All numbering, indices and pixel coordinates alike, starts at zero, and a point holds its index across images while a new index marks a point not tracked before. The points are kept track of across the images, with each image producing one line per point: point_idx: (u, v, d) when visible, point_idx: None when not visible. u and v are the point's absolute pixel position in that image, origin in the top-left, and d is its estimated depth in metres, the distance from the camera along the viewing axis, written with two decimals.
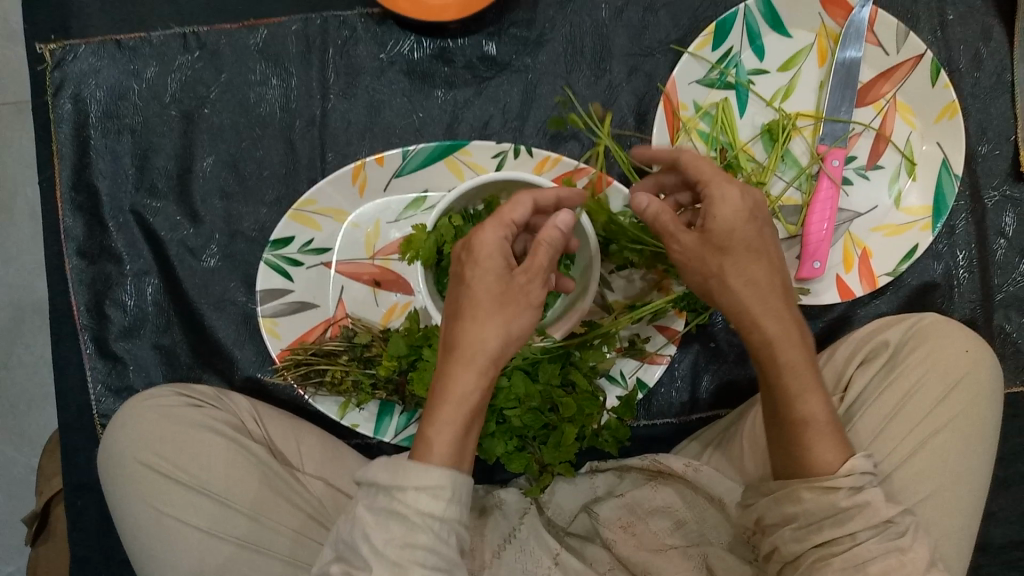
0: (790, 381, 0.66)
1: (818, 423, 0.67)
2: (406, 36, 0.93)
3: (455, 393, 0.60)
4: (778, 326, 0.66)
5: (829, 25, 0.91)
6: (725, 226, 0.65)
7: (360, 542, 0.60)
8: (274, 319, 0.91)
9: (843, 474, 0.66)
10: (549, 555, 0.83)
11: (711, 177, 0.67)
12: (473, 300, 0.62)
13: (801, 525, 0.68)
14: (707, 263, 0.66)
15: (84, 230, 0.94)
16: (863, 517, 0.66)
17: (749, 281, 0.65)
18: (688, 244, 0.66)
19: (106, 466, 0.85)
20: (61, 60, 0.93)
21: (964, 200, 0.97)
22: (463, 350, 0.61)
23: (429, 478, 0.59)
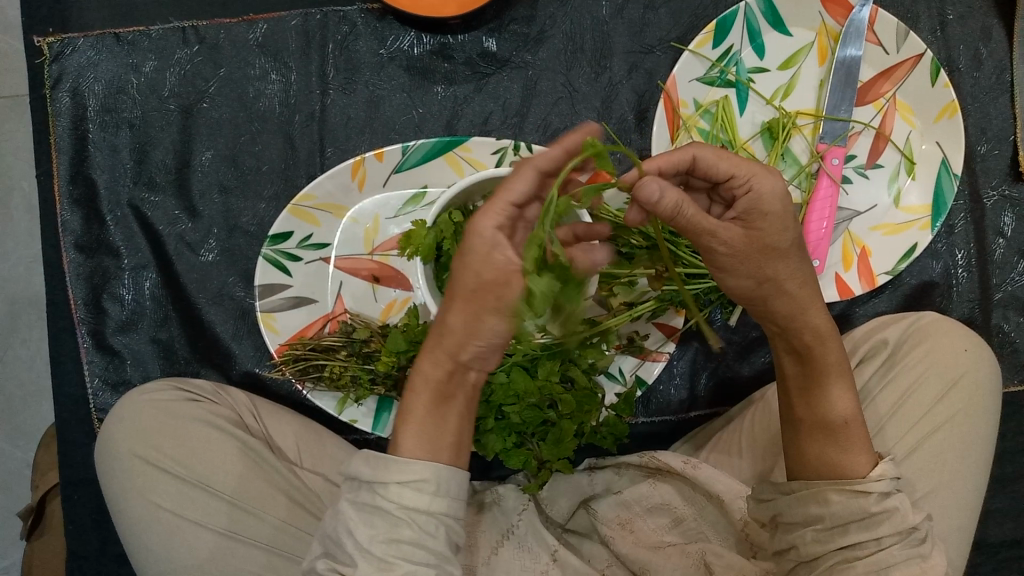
0: (833, 379, 0.70)
1: (859, 421, 0.69)
2: (406, 31, 0.93)
3: (423, 385, 0.62)
4: (822, 320, 0.69)
5: (829, 24, 0.91)
6: (776, 223, 0.64)
7: (345, 538, 0.60)
8: (271, 314, 0.90)
9: (874, 478, 0.67)
10: (547, 551, 0.84)
11: (750, 169, 0.64)
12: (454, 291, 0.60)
13: (826, 527, 0.67)
14: (761, 268, 0.65)
15: (82, 224, 0.94)
16: (892, 521, 0.66)
17: (802, 280, 0.67)
18: (734, 241, 0.63)
19: (103, 459, 0.85)
20: (59, 53, 0.92)
21: (963, 199, 0.97)
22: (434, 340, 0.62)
23: (410, 471, 0.60)
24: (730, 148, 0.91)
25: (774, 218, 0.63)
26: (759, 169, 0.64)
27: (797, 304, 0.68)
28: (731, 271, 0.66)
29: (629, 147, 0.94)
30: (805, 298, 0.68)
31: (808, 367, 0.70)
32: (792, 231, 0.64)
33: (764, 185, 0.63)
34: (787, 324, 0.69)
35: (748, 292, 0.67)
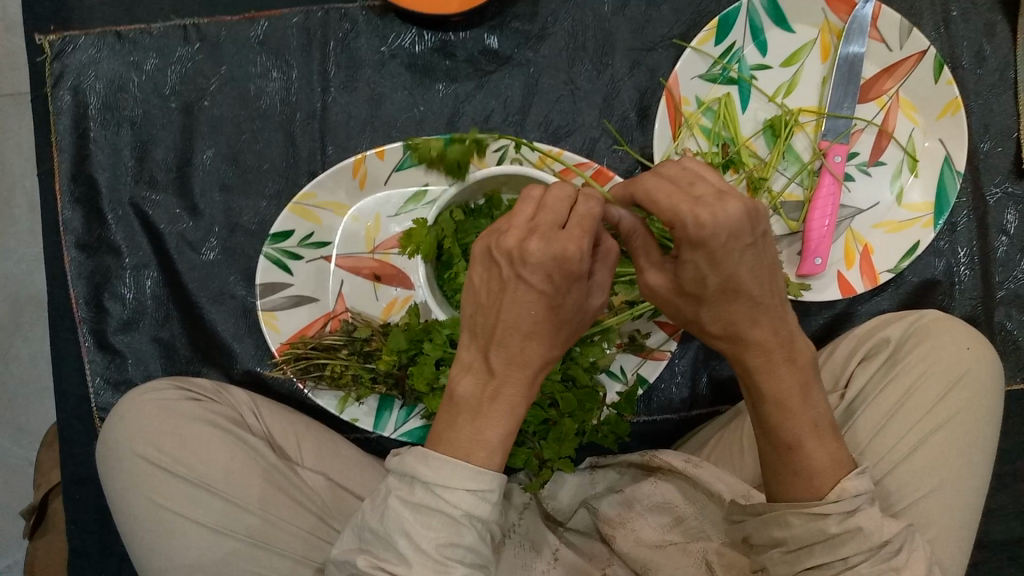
0: (776, 410, 0.65)
1: (802, 450, 0.66)
2: (407, 29, 0.93)
3: (521, 408, 0.61)
4: (761, 352, 0.64)
5: (832, 21, 0.90)
6: (693, 274, 0.61)
7: (396, 537, 0.59)
8: (273, 312, 0.90)
9: (832, 500, 0.65)
10: (549, 550, 0.84)
11: (675, 213, 0.58)
12: (549, 320, 0.59)
13: (791, 549, 0.68)
14: (684, 309, 0.65)
15: (82, 223, 0.93)
16: (856, 541, 0.65)
17: (730, 321, 0.63)
18: (656, 284, 0.65)
19: (104, 458, 0.85)
20: (60, 51, 0.92)
21: (965, 197, 0.97)
22: (537, 368, 0.60)
23: (482, 481, 0.59)
24: (732, 145, 0.90)
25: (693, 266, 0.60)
26: (690, 213, 0.58)
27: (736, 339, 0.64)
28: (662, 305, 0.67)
29: (631, 145, 0.94)
30: (740, 330, 0.63)
31: (752, 395, 0.67)
32: (713, 278, 0.60)
33: (683, 234, 0.58)
34: (726, 351, 0.66)
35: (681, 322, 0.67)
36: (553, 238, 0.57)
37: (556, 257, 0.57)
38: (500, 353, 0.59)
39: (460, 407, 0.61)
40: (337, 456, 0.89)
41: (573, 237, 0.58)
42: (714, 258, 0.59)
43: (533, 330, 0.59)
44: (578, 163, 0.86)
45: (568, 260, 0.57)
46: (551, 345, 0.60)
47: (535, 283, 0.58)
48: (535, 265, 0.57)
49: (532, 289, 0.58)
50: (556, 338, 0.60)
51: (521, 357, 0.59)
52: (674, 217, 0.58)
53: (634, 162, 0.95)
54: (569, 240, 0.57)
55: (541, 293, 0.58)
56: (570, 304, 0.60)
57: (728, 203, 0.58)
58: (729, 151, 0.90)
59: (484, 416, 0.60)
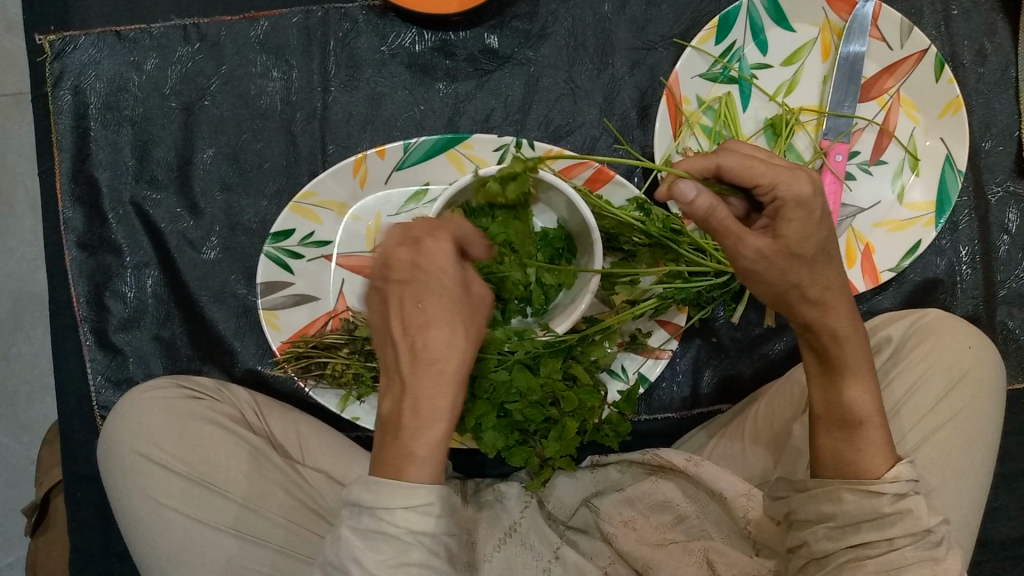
0: (852, 383, 0.68)
1: (873, 423, 0.68)
2: (407, 28, 0.93)
3: (444, 407, 0.61)
4: (844, 322, 0.67)
5: (832, 20, 0.90)
6: (799, 232, 0.62)
7: (351, 565, 0.59)
8: (274, 311, 0.90)
9: (889, 480, 0.66)
10: (550, 549, 0.84)
11: (775, 175, 0.62)
12: (438, 311, 0.61)
13: (839, 525, 0.67)
14: (788, 274, 0.64)
15: (84, 222, 0.94)
16: (904, 523, 0.65)
17: (824, 286, 0.65)
18: (759, 247, 0.63)
19: (105, 459, 0.85)
20: (61, 51, 0.92)
21: (967, 195, 0.96)
22: (447, 363, 0.61)
23: (417, 496, 0.59)
24: None
25: (799, 225, 0.62)
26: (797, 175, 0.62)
27: (821, 307, 0.66)
28: (758, 278, 0.65)
29: (631, 143, 0.94)
30: (827, 307, 0.66)
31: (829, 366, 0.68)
32: (816, 236, 0.63)
33: (789, 192, 0.62)
34: (811, 321, 0.67)
35: (772, 297, 0.66)
36: (411, 243, 0.63)
37: (413, 255, 0.63)
38: (408, 360, 0.61)
39: (388, 422, 0.62)
40: (337, 453, 0.88)
41: (427, 238, 0.64)
42: (817, 218, 0.63)
43: (426, 322, 0.61)
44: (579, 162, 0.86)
45: (430, 250, 0.63)
46: (453, 334, 0.61)
47: (409, 281, 0.62)
48: (399, 267, 0.63)
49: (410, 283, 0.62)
50: (454, 330, 0.61)
51: (421, 350, 0.61)
52: (776, 179, 0.62)
53: (635, 160, 0.94)
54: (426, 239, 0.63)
55: (417, 290, 0.62)
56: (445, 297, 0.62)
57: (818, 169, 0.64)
58: None
59: (408, 428, 0.60)
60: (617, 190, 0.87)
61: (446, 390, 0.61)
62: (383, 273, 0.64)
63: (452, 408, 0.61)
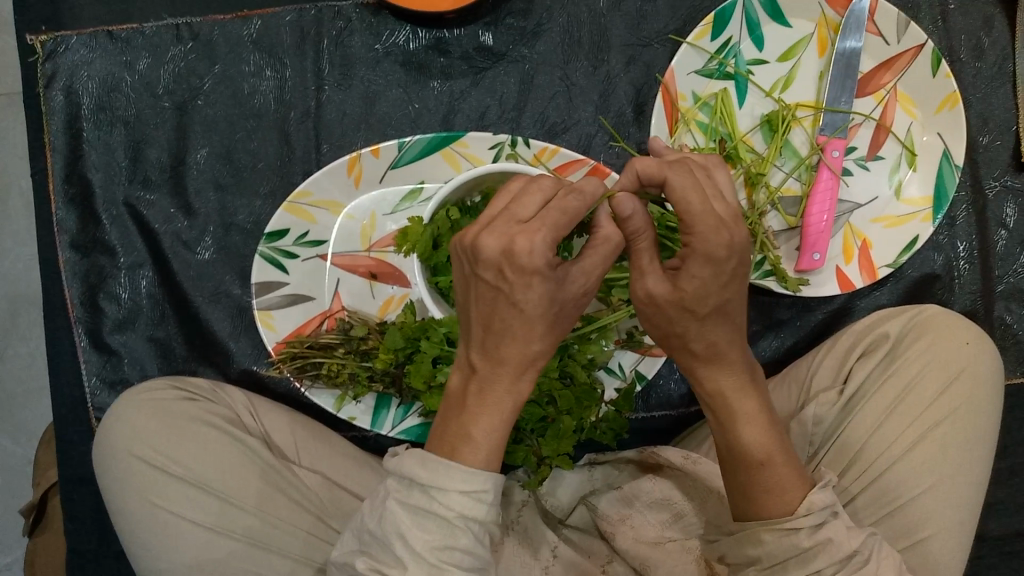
0: (745, 425, 0.66)
1: (776, 466, 0.66)
2: (401, 26, 0.93)
3: (504, 403, 0.60)
4: (730, 375, 0.66)
5: (828, 15, 0.90)
6: (698, 289, 0.60)
7: (395, 538, 0.60)
8: (268, 312, 0.90)
9: (802, 514, 0.65)
10: (548, 547, 0.83)
11: (701, 225, 0.58)
12: (525, 321, 0.59)
13: (765, 567, 0.67)
14: (669, 324, 0.63)
15: (77, 223, 0.93)
16: (827, 552, 0.65)
17: (714, 341, 0.64)
18: (656, 292, 0.62)
19: (100, 460, 0.85)
20: (53, 51, 0.92)
21: (964, 190, 0.96)
22: (517, 367, 0.59)
23: (474, 482, 0.59)
24: (729, 141, 0.90)
25: (700, 283, 0.60)
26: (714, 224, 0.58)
27: (707, 360, 0.65)
28: (643, 313, 0.65)
29: (627, 140, 0.94)
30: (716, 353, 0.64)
31: (720, 417, 0.67)
32: (715, 297, 0.61)
33: (700, 246, 0.58)
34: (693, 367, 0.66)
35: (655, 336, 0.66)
36: (504, 233, 0.57)
37: (502, 252, 0.57)
38: (479, 350, 0.60)
39: (451, 401, 0.62)
40: (333, 453, 0.89)
41: (533, 232, 0.57)
42: (724, 272, 0.60)
43: (506, 331, 0.59)
44: (575, 159, 0.86)
45: (518, 256, 0.56)
46: (536, 341, 0.60)
47: (496, 286, 0.58)
48: (489, 263, 0.58)
49: (491, 285, 0.59)
50: (536, 332, 0.59)
51: (496, 356, 0.59)
52: (697, 225, 0.58)
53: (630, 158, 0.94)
54: (518, 234, 0.57)
55: (501, 291, 0.58)
56: (540, 302, 0.58)
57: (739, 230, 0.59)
58: (726, 147, 0.89)
59: (468, 413, 0.60)
60: None
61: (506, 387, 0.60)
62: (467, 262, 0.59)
63: (516, 405, 0.61)
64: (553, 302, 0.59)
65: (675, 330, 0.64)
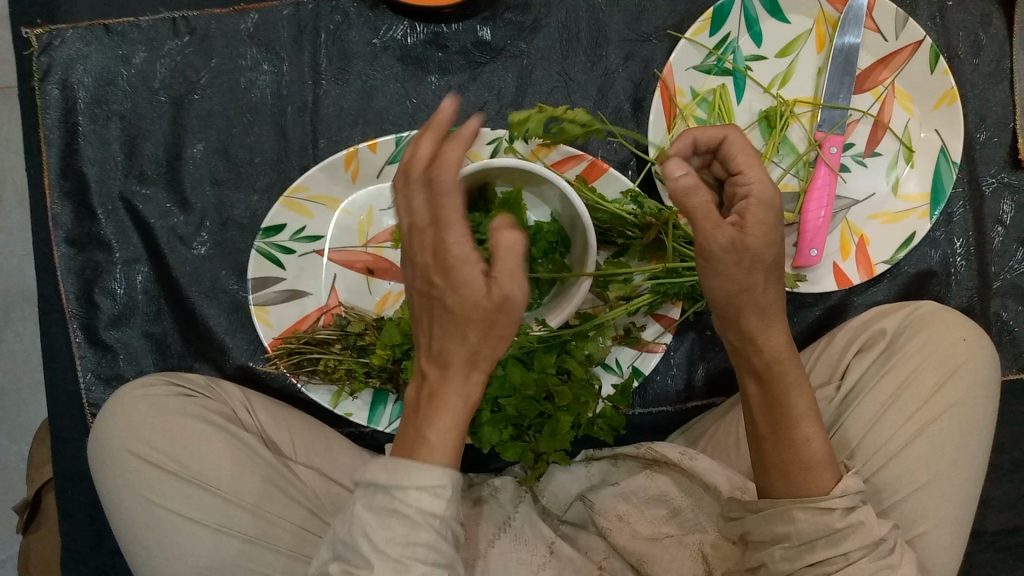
0: (796, 396, 0.67)
1: (819, 444, 0.67)
2: (399, 20, 0.92)
3: (454, 402, 0.58)
4: (780, 341, 0.66)
5: (827, 11, 0.89)
6: (764, 235, 0.60)
7: (360, 540, 0.58)
8: (265, 307, 0.89)
9: (837, 494, 0.66)
10: (544, 544, 0.83)
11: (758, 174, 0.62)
12: (459, 322, 0.55)
13: (794, 545, 0.67)
14: (739, 279, 0.61)
15: (72, 218, 0.93)
16: (858, 535, 0.65)
17: (768, 304, 0.64)
18: (726, 243, 0.59)
19: (96, 457, 0.84)
20: (47, 45, 0.91)
21: (961, 187, 0.96)
22: (463, 366, 0.57)
23: (430, 477, 0.57)
24: None
25: (765, 229, 0.60)
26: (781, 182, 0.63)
27: (764, 320, 0.64)
28: (714, 270, 0.60)
29: (625, 136, 0.94)
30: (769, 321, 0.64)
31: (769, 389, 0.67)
32: (775, 248, 0.61)
33: (758, 195, 0.61)
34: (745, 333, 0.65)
35: (723, 302, 0.63)
36: (427, 242, 0.56)
37: (429, 253, 0.55)
38: (428, 356, 0.59)
39: (408, 407, 0.61)
40: (330, 448, 0.89)
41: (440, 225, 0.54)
42: (780, 219, 0.62)
43: (443, 330, 0.56)
44: (572, 155, 0.86)
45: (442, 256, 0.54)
46: (473, 339, 0.56)
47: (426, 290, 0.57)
48: (420, 264, 0.56)
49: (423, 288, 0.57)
50: (468, 336, 0.56)
51: (439, 355, 0.57)
52: (756, 176, 0.62)
53: (628, 153, 0.94)
54: (441, 238, 0.55)
55: (433, 294, 0.57)
56: (469, 302, 0.55)
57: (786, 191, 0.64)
58: None
59: (422, 414, 0.59)
60: (611, 183, 0.87)
61: (454, 386, 0.58)
62: (407, 272, 0.59)
63: (467, 403, 0.59)
64: (480, 302, 0.54)
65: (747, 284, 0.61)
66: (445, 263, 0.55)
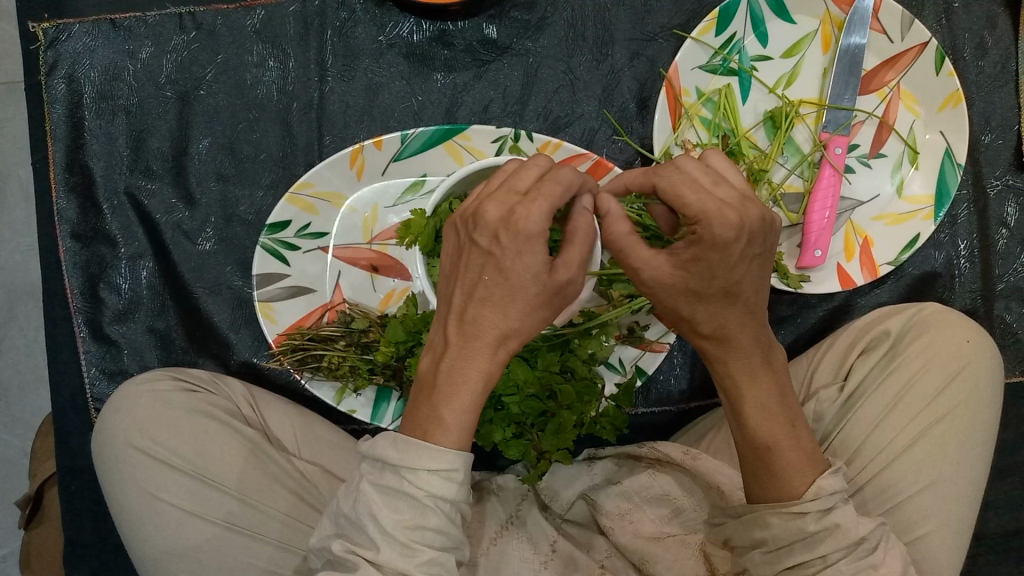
0: (754, 409, 0.66)
1: (783, 450, 0.66)
2: (405, 18, 0.92)
3: (475, 381, 0.61)
4: (740, 357, 0.65)
5: (833, 12, 0.90)
6: (704, 272, 0.60)
7: (366, 521, 0.60)
8: (269, 304, 0.90)
9: (809, 498, 0.65)
10: (548, 541, 0.83)
11: (702, 206, 0.58)
12: (510, 292, 0.60)
13: (771, 549, 0.68)
14: (678, 309, 0.63)
15: (78, 213, 0.93)
16: (835, 538, 0.65)
17: (723, 325, 0.63)
18: (658, 276, 0.61)
19: (100, 451, 0.85)
20: (54, 39, 0.91)
21: (966, 189, 0.96)
22: (490, 340, 0.61)
23: (443, 460, 0.59)
24: (732, 137, 0.90)
25: (707, 265, 0.59)
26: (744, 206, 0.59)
27: (717, 340, 0.65)
28: (655, 297, 0.63)
29: (631, 135, 0.94)
30: (729, 331, 0.64)
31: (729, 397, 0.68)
32: (722, 279, 0.60)
33: (706, 232, 0.58)
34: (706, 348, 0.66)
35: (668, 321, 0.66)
36: (506, 203, 0.60)
37: (502, 217, 0.60)
38: (456, 326, 0.62)
39: (422, 381, 0.63)
40: (333, 445, 0.89)
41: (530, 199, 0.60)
42: (735, 252, 0.59)
43: (488, 299, 0.61)
44: (578, 153, 0.86)
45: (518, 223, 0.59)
46: (506, 314, 0.61)
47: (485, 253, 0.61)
48: (486, 227, 0.60)
49: (482, 252, 0.61)
50: (512, 309, 0.61)
51: (473, 326, 0.61)
52: (702, 210, 0.58)
53: (633, 152, 0.94)
54: (520, 204, 0.60)
55: (492, 257, 0.61)
56: (525, 273, 0.60)
57: (750, 209, 0.59)
58: (729, 143, 0.90)
59: (438, 392, 0.61)
60: None
61: (478, 361, 0.61)
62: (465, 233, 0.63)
63: (485, 384, 0.61)
64: (539, 278, 0.60)
65: (689, 312, 0.63)
66: (517, 225, 0.59)
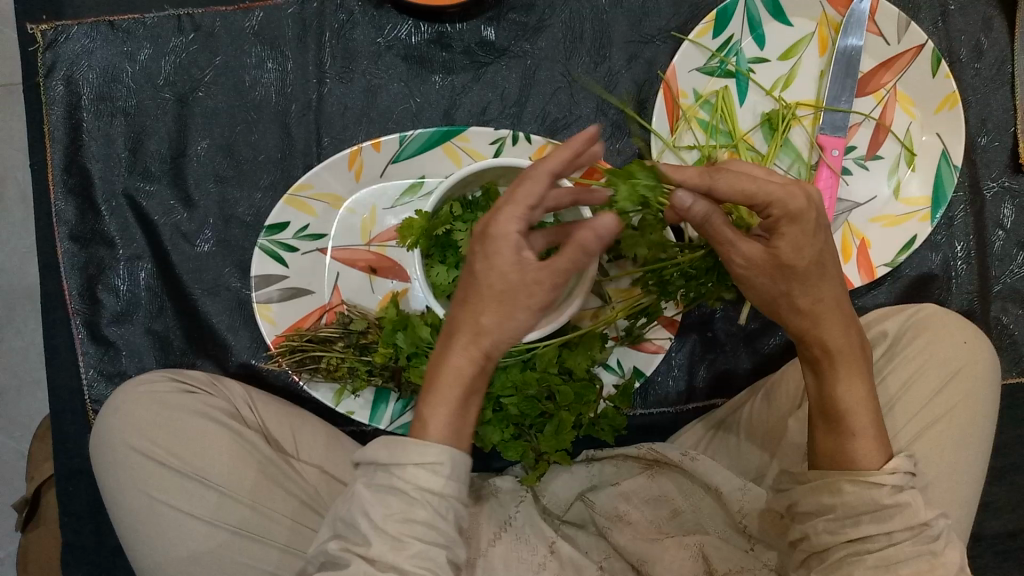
0: (845, 389, 0.67)
1: (864, 435, 0.67)
2: (404, 20, 0.92)
3: (454, 375, 0.62)
4: (839, 338, 0.67)
5: (830, 15, 0.90)
6: (790, 247, 0.61)
7: (360, 518, 0.60)
8: (267, 305, 0.90)
9: (888, 471, 0.66)
10: (545, 544, 0.82)
11: (770, 193, 0.59)
12: (480, 288, 0.61)
13: (838, 517, 0.66)
14: (775, 286, 0.64)
15: (76, 214, 0.93)
16: (903, 515, 0.64)
17: (816, 300, 0.65)
18: (750, 255, 0.63)
19: (98, 454, 0.84)
20: (53, 41, 0.91)
21: (962, 191, 0.97)
22: (467, 336, 0.62)
23: (428, 454, 0.60)
24: (730, 139, 0.90)
25: (790, 240, 0.61)
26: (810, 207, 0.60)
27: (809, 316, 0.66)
28: (749, 283, 0.65)
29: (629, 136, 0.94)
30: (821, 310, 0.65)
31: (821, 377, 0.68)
32: (808, 248, 0.62)
33: (781, 210, 0.60)
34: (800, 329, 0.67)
35: (765, 303, 0.66)
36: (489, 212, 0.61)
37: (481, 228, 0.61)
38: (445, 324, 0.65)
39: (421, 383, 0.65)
40: (330, 445, 0.88)
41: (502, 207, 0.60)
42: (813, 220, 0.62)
43: (466, 296, 0.62)
44: None
45: (488, 227, 0.60)
46: (489, 315, 0.61)
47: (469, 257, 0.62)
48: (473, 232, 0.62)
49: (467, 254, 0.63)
50: (491, 308, 0.61)
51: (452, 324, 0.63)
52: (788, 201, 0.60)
53: (631, 153, 0.94)
54: (493, 214, 0.60)
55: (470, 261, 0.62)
56: (499, 274, 0.60)
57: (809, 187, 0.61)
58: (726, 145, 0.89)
59: (426, 389, 0.63)
60: None
61: (458, 354, 0.62)
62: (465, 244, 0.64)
63: (464, 378, 0.62)
64: (509, 279, 0.60)
65: (789, 288, 0.64)
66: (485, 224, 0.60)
